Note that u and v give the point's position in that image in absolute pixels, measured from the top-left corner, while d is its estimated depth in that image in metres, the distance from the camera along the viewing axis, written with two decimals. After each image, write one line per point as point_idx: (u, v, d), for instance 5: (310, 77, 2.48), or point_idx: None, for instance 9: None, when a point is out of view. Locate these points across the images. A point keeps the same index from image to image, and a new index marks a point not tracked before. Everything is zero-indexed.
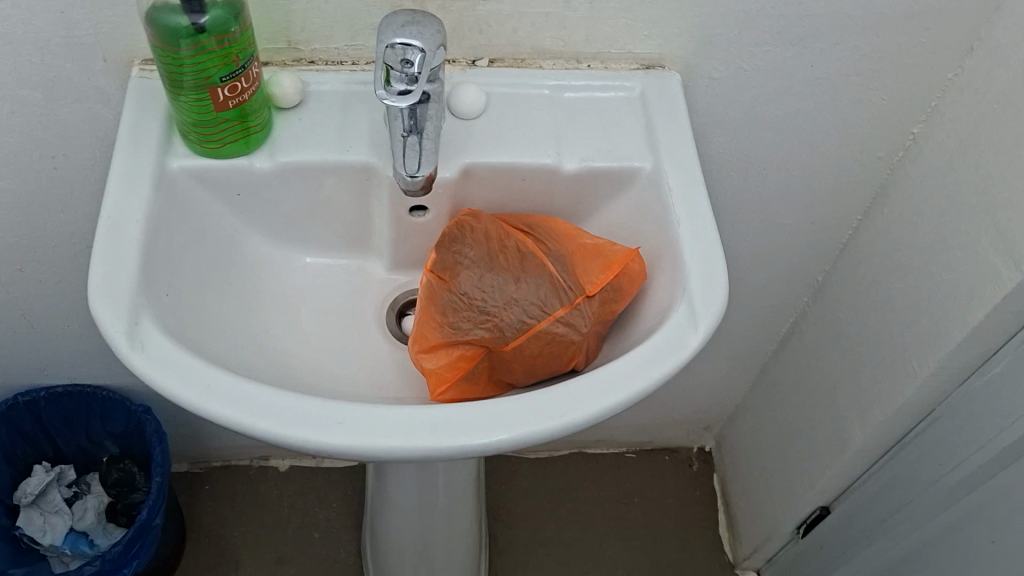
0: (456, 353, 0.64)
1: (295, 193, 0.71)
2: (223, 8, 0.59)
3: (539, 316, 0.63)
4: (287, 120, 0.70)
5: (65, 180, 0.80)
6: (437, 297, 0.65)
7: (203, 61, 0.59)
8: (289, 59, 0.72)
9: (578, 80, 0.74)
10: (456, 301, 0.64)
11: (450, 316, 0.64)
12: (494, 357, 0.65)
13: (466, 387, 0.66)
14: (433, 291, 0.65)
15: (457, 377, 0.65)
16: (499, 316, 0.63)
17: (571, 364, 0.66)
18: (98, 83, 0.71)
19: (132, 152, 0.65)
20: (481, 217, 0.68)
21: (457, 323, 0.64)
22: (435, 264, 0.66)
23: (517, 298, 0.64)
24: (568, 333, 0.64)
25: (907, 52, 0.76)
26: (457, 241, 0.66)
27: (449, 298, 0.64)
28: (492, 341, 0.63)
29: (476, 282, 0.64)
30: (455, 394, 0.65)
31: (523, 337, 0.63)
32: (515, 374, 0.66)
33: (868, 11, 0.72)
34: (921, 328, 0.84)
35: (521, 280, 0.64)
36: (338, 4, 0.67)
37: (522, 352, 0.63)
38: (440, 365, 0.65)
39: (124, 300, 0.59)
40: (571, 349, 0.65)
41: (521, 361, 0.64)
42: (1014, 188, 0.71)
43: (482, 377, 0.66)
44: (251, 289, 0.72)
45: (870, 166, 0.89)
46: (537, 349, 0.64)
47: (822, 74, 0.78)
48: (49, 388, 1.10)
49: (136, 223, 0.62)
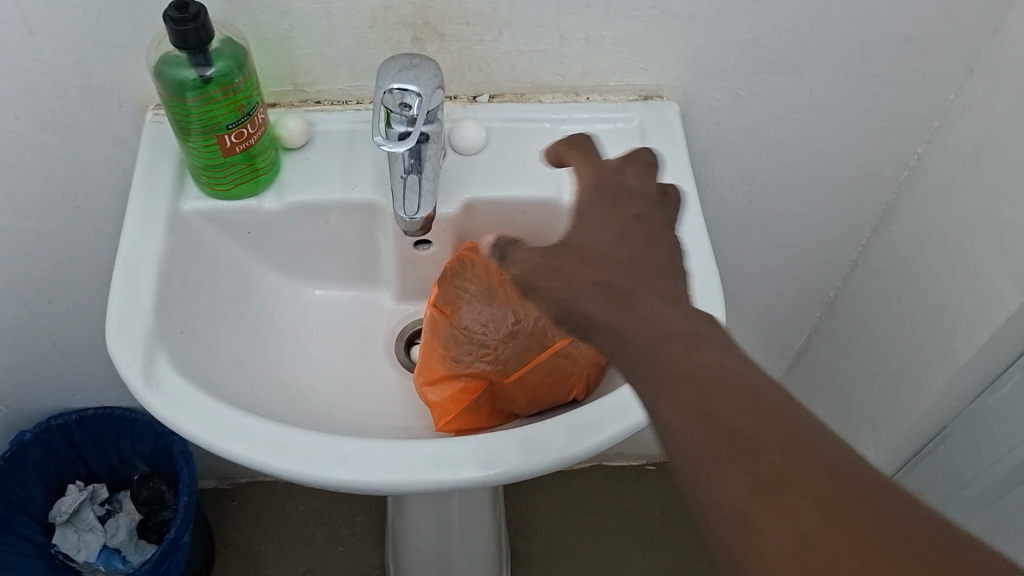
0: (459, 386, 0.66)
1: (305, 229, 0.73)
2: (228, 59, 0.61)
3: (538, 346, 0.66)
4: (294, 160, 0.72)
5: (87, 219, 0.84)
6: (439, 330, 0.69)
7: (211, 111, 0.62)
8: (296, 100, 0.74)
9: (576, 113, 0.76)
10: (459, 335, 0.68)
11: (455, 348, 0.67)
12: (497, 388, 0.66)
13: (470, 419, 0.66)
14: (435, 323, 0.69)
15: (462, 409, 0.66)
16: (498, 349, 0.67)
17: (572, 395, 0.66)
18: (115, 127, 0.75)
19: (147, 197, 0.68)
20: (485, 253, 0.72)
21: (459, 356, 0.67)
22: (437, 298, 0.69)
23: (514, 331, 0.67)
24: (567, 364, 0.65)
25: (906, 76, 0.76)
26: (458, 276, 0.69)
27: (450, 332, 0.68)
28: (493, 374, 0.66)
29: (476, 317, 0.68)
30: (460, 424, 0.66)
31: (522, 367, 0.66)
32: (518, 404, 0.67)
33: (864, 39, 0.73)
34: (931, 346, 0.85)
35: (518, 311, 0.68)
36: (340, 48, 0.70)
37: (523, 382, 0.65)
38: (445, 396, 0.66)
39: (139, 341, 0.61)
40: (572, 379, 0.66)
41: (523, 391, 0.66)
42: None
43: (486, 411, 0.67)
44: (264, 323, 0.74)
45: (876, 186, 0.88)
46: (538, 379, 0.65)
47: (821, 100, 0.78)
48: (81, 411, 1.14)
49: (150, 265, 0.65)
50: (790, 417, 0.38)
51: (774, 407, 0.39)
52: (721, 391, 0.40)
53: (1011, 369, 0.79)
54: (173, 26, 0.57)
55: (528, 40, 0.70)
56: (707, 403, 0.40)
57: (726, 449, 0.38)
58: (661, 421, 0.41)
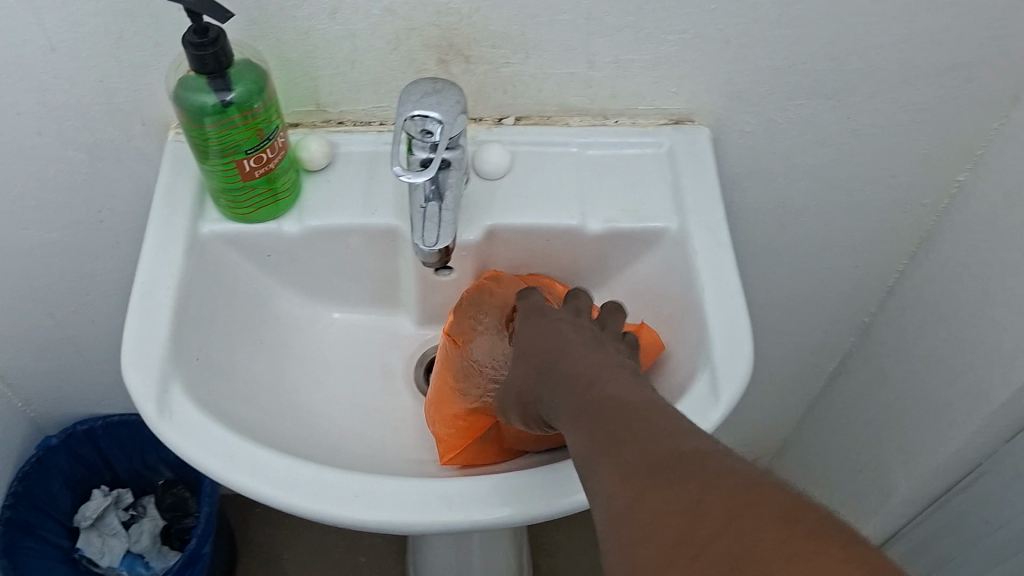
0: (465, 423, 0.65)
1: (324, 253, 0.72)
2: (247, 83, 0.60)
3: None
4: (315, 182, 0.71)
5: (111, 232, 0.84)
6: (450, 361, 0.67)
7: (229, 136, 0.61)
8: (319, 120, 0.73)
9: (604, 137, 0.74)
10: (466, 368, 0.67)
11: (464, 381, 0.66)
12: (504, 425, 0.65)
13: (476, 453, 0.66)
14: (447, 353, 0.68)
15: (466, 445, 0.65)
16: None
17: None
18: (138, 143, 0.74)
19: (166, 219, 0.68)
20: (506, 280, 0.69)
21: (468, 389, 0.66)
22: (451, 327, 0.68)
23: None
24: None
25: (949, 103, 0.73)
26: (474, 306, 0.68)
27: (460, 364, 0.67)
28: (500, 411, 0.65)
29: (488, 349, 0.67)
30: (465, 458, 0.66)
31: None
32: (525, 442, 0.65)
33: (905, 66, 0.70)
34: (968, 381, 0.82)
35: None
36: (363, 69, 0.68)
37: None
38: (450, 431, 0.65)
39: (154, 368, 0.61)
40: None
41: (531, 429, 0.64)
42: None
43: (493, 445, 0.66)
44: (282, 346, 0.73)
45: (914, 214, 0.85)
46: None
47: (859, 125, 0.75)
48: (106, 418, 1.15)
49: (167, 290, 0.64)
50: (681, 437, 0.41)
51: (669, 430, 0.42)
52: (630, 428, 0.43)
53: None
54: (191, 49, 0.57)
55: (555, 64, 0.69)
56: (618, 439, 0.43)
57: (624, 473, 0.41)
58: (587, 461, 0.44)
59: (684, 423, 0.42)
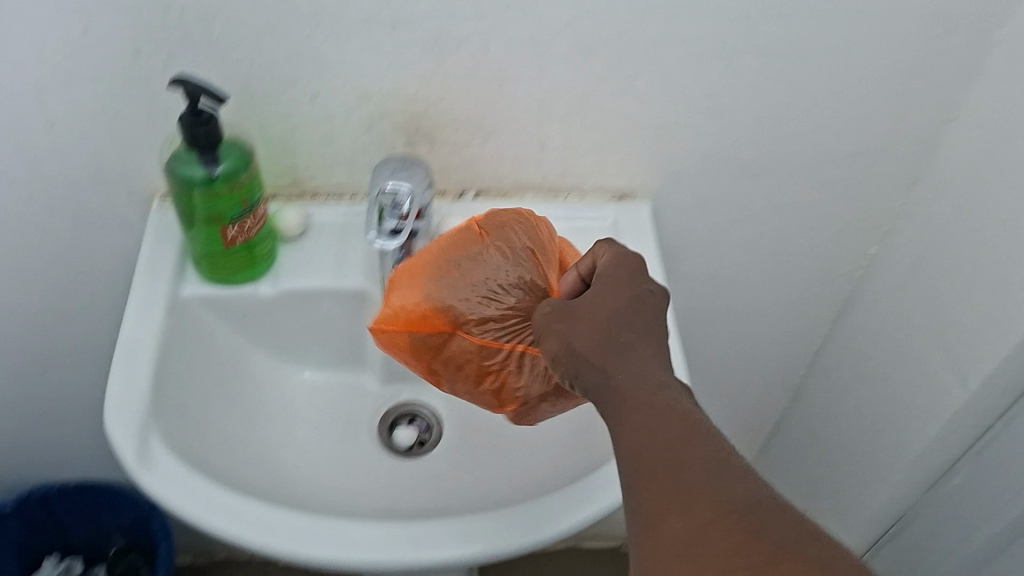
0: (429, 306, 0.63)
1: (296, 316, 0.77)
2: (235, 158, 0.66)
3: (515, 338, 0.63)
4: (291, 249, 0.77)
5: (87, 296, 0.87)
6: (464, 245, 0.66)
7: (216, 205, 0.67)
8: (294, 192, 0.80)
9: (556, 211, 0.81)
10: (467, 266, 0.64)
11: (454, 277, 0.64)
12: (450, 338, 0.64)
13: (412, 347, 0.65)
14: (463, 239, 0.66)
15: (409, 329, 0.64)
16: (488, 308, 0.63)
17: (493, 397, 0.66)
18: (121, 211, 0.79)
19: (149, 281, 0.72)
20: (539, 225, 0.69)
21: (456, 288, 0.64)
22: (487, 229, 0.67)
23: (511, 302, 0.63)
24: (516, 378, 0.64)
25: (860, 186, 0.83)
26: (512, 235, 0.67)
27: (465, 258, 0.65)
28: (464, 322, 0.63)
29: (497, 269, 0.64)
30: (390, 341, 0.66)
31: (487, 340, 0.63)
32: (449, 363, 0.65)
33: (818, 152, 0.79)
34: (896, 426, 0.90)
35: (528, 291, 0.63)
36: (338, 147, 0.75)
37: (469, 354, 0.64)
38: (408, 310, 0.64)
39: (135, 420, 0.64)
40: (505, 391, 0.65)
41: (463, 359, 0.64)
42: (967, 308, 0.78)
43: (425, 351, 0.65)
44: (252, 402, 0.77)
45: (835, 284, 0.94)
46: (490, 364, 0.64)
47: (782, 204, 0.85)
48: (64, 482, 1.15)
49: (148, 348, 0.68)
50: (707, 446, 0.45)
51: (713, 474, 0.44)
52: (672, 459, 0.45)
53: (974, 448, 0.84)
54: (186, 125, 0.63)
55: (511, 145, 0.76)
56: (645, 427, 0.47)
57: (665, 508, 0.44)
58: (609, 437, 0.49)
59: (724, 462, 0.45)
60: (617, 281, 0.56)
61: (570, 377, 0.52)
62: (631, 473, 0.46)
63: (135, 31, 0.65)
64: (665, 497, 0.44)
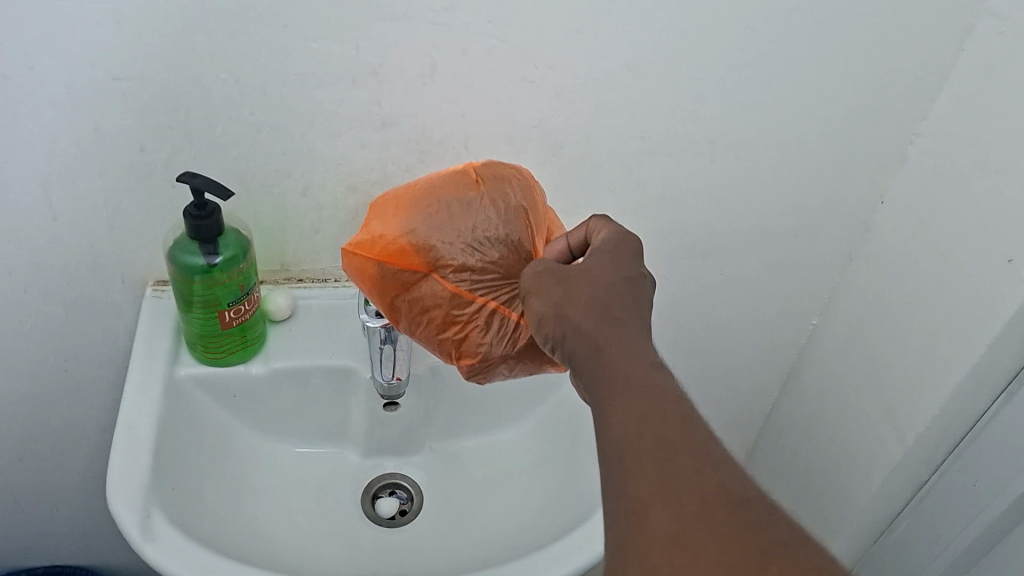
0: (412, 244, 0.64)
1: (285, 393, 0.81)
2: (233, 247, 0.72)
3: (489, 295, 0.64)
4: (279, 331, 0.82)
5: (73, 380, 0.90)
6: (460, 192, 0.66)
7: (214, 290, 0.72)
8: (281, 278, 0.85)
9: None
10: (457, 210, 0.65)
11: (442, 220, 0.64)
12: (425, 279, 0.64)
13: (383, 280, 0.65)
14: (459, 189, 0.66)
15: (384, 261, 0.64)
16: (467, 259, 0.63)
17: (451, 348, 0.67)
18: (115, 298, 0.83)
19: (146, 365, 0.77)
20: (532, 184, 0.69)
21: (443, 231, 0.64)
22: (486, 185, 0.66)
23: (493, 257, 0.63)
24: (478, 334, 0.65)
25: (800, 257, 0.94)
26: (508, 198, 0.66)
27: (458, 207, 0.65)
28: (442, 266, 0.63)
29: (488, 223, 0.64)
30: (363, 271, 0.66)
31: (461, 290, 0.64)
32: (416, 305, 0.65)
33: (762, 231, 0.90)
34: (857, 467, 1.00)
35: (511, 249, 0.64)
36: (325, 235, 0.82)
37: (440, 300, 0.64)
38: (390, 244, 0.64)
39: (137, 496, 0.68)
40: (463, 343, 0.66)
41: (431, 303, 0.65)
42: (906, 361, 0.90)
43: (394, 286, 0.65)
44: (241, 477, 0.80)
45: (782, 348, 1.06)
46: (457, 314, 0.65)
47: (732, 277, 0.95)
48: (32, 568, 1.14)
49: (147, 427, 0.72)
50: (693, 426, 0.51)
51: (695, 461, 0.49)
52: (659, 443, 0.50)
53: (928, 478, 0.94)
54: (189, 218, 0.68)
55: None
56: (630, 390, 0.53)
57: (653, 495, 0.49)
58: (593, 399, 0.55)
59: (705, 453, 0.50)
60: (609, 258, 0.61)
61: (554, 339, 0.58)
62: (618, 455, 0.51)
63: (141, 131, 0.70)
64: (653, 485, 0.49)
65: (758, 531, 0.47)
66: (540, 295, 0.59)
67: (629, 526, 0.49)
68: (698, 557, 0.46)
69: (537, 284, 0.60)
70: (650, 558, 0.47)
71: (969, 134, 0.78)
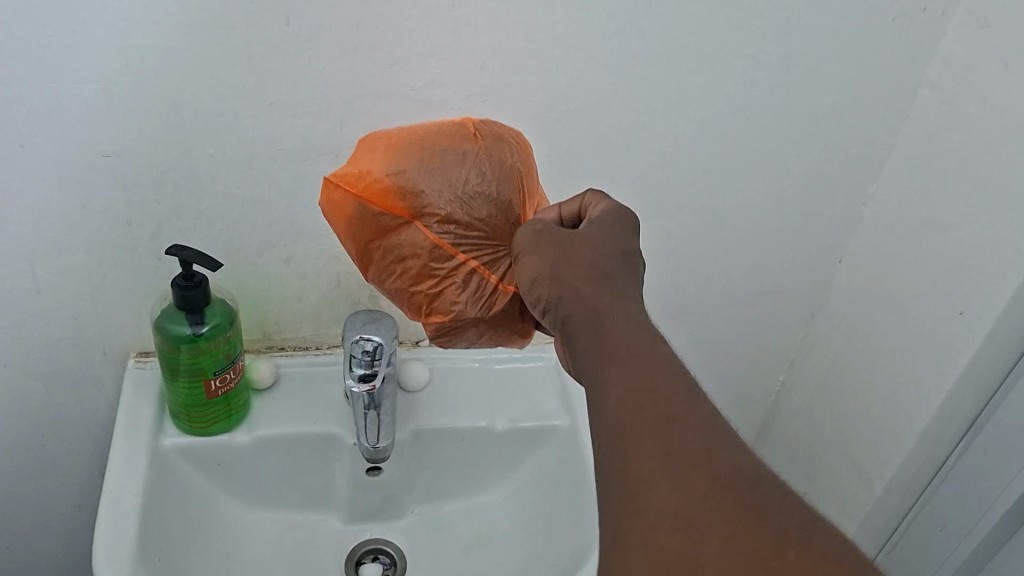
0: (398, 186, 0.61)
1: (269, 461, 0.82)
2: (219, 316, 0.73)
3: (470, 252, 0.62)
4: (263, 399, 0.84)
5: (49, 457, 0.89)
6: (456, 141, 0.63)
7: (200, 358, 0.73)
8: (263, 346, 0.88)
9: (502, 352, 0.93)
10: (450, 159, 0.62)
11: (434, 167, 0.62)
12: (407, 225, 0.62)
13: (363, 220, 0.62)
14: (456, 138, 0.64)
15: (366, 200, 0.62)
16: (455, 210, 0.61)
17: (419, 303, 0.65)
18: (96, 371, 0.84)
19: (131, 438, 0.78)
20: (526, 145, 0.67)
21: (433, 177, 0.61)
22: (483, 137, 0.64)
23: (480, 213, 0.62)
24: (452, 292, 0.63)
25: (765, 316, 0.97)
26: (505, 155, 0.64)
27: (451, 155, 0.62)
28: (427, 215, 0.61)
29: (482, 177, 0.62)
30: (341, 207, 0.63)
31: (443, 242, 0.61)
32: (392, 251, 0.63)
33: (729, 291, 0.94)
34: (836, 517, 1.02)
35: (500, 210, 0.62)
36: (307, 303, 0.84)
37: (420, 249, 0.62)
38: (376, 182, 0.62)
39: (124, 567, 0.68)
40: (435, 299, 0.64)
41: (410, 251, 0.62)
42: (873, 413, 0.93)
43: (371, 228, 0.63)
44: (225, 547, 0.80)
45: (750, 405, 1.09)
46: (435, 268, 0.63)
47: (701, 337, 0.98)
48: None
49: (133, 499, 0.73)
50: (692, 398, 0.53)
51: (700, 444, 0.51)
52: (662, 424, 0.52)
53: (898, 529, 0.96)
54: (177, 289, 0.70)
55: None
56: (629, 354, 0.56)
57: (659, 472, 0.50)
58: (588, 365, 0.58)
59: (710, 434, 0.51)
60: (608, 227, 0.62)
61: (549, 302, 0.60)
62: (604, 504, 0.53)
63: (128, 206, 0.72)
64: (660, 460, 0.51)
65: (761, 509, 0.48)
66: (537, 255, 0.60)
67: (636, 502, 0.50)
68: (701, 532, 0.48)
69: (534, 243, 0.61)
70: (653, 532, 0.49)
71: (919, 195, 0.83)
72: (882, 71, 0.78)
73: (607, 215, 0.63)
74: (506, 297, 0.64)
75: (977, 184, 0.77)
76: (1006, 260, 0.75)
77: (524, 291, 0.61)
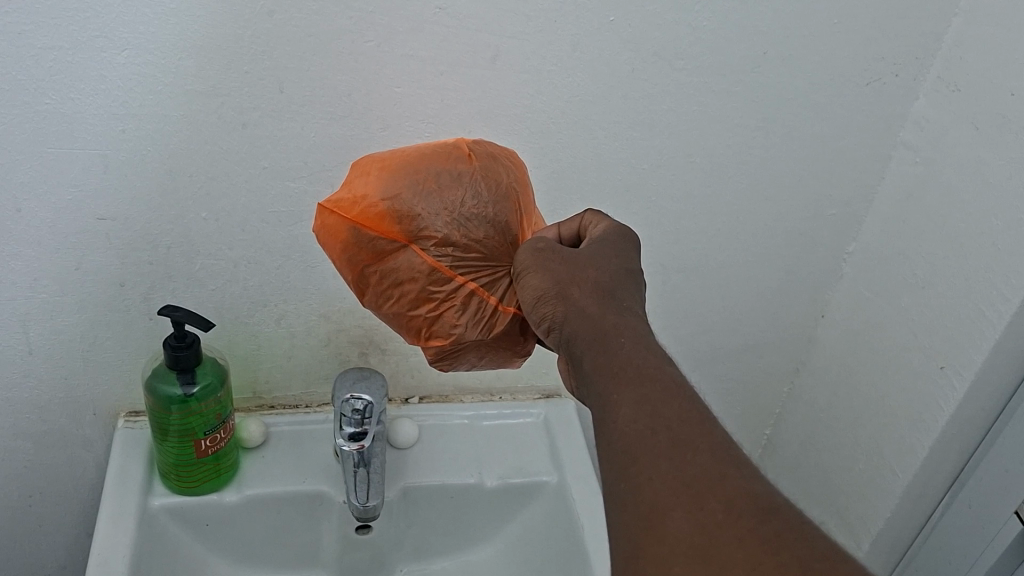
0: (393, 210, 0.58)
1: (257, 521, 0.82)
2: (211, 375, 0.74)
3: (469, 275, 0.60)
4: (252, 458, 0.84)
5: (34, 517, 0.88)
6: (450, 162, 0.61)
7: (190, 418, 0.74)
8: (253, 404, 0.88)
9: (491, 409, 0.93)
10: (446, 180, 0.60)
11: (430, 189, 0.59)
12: (404, 249, 0.59)
13: (359, 247, 0.59)
14: (450, 159, 0.61)
15: (361, 225, 0.59)
16: (452, 233, 0.59)
17: (420, 330, 0.62)
18: (85, 431, 0.84)
19: (119, 498, 0.77)
20: (522, 163, 0.65)
21: (428, 200, 0.59)
22: (479, 157, 0.62)
23: (478, 234, 0.59)
24: (452, 316, 0.61)
25: (751, 370, 0.99)
26: (501, 176, 0.62)
27: (447, 177, 0.60)
28: (424, 238, 0.59)
29: (479, 198, 0.60)
30: (335, 234, 0.60)
31: (441, 265, 0.59)
32: (390, 277, 0.60)
33: (715, 346, 0.95)
34: None
35: (498, 230, 0.60)
36: (297, 361, 0.85)
37: (418, 275, 0.59)
38: (371, 208, 0.59)
39: None
40: (435, 325, 0.61)
41: (408, 276, 0.59)
42: (858, 467, 0.94)
43: (366, 254, 0.60)
44: None
45: None
46: (433, 292, 0.60)
47: None
48: None
49: (121, 560, 0.72)
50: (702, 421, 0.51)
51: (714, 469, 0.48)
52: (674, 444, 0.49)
53: None
54: (169, 348, 0.71)
55: None
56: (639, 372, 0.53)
57: (673, 497, 0.47)
58: (597, 386, 0.54)
59: (721, 458, 0.49)
60: (610, 246, 0.62)
61: (554, 321, 0.57)
62: None
63: (123, 267, 0.73)
64: (673, 488, 0.47)
65: (778, 534, 0.45)
66: (538, 272, 0.58)
67: (647, 532, 0.47)
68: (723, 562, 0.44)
69: (536, 260, 0.59)
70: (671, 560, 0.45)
71: (897, 252, 0.85)
72: (857, 132, 0.81)
73: (606, 237, 0.63)
74: (507, 318, 0.62)
75: (952, 242, 0.79)
76: (980, 317, 0.77)
77: (526, 310, 0.58)
